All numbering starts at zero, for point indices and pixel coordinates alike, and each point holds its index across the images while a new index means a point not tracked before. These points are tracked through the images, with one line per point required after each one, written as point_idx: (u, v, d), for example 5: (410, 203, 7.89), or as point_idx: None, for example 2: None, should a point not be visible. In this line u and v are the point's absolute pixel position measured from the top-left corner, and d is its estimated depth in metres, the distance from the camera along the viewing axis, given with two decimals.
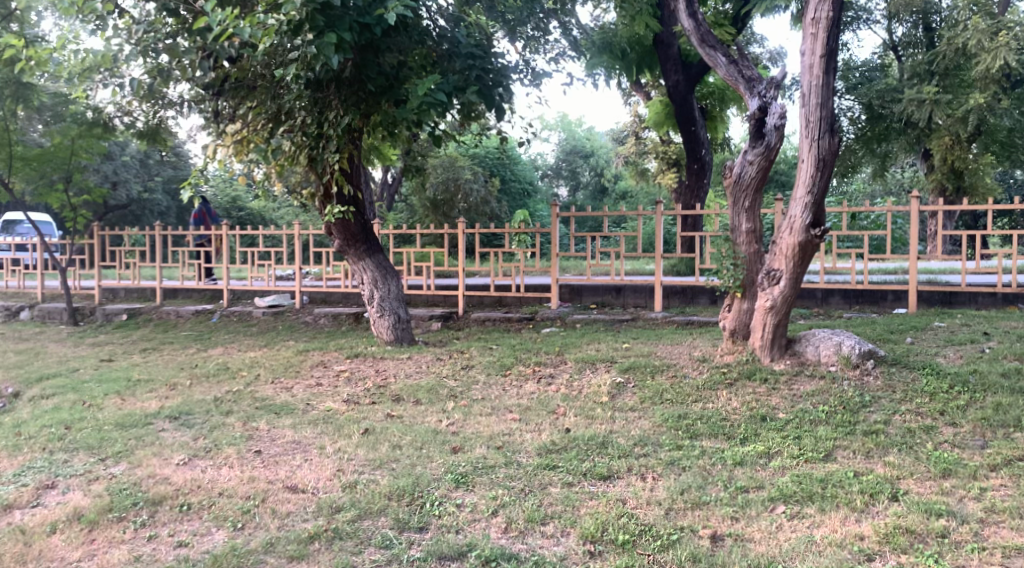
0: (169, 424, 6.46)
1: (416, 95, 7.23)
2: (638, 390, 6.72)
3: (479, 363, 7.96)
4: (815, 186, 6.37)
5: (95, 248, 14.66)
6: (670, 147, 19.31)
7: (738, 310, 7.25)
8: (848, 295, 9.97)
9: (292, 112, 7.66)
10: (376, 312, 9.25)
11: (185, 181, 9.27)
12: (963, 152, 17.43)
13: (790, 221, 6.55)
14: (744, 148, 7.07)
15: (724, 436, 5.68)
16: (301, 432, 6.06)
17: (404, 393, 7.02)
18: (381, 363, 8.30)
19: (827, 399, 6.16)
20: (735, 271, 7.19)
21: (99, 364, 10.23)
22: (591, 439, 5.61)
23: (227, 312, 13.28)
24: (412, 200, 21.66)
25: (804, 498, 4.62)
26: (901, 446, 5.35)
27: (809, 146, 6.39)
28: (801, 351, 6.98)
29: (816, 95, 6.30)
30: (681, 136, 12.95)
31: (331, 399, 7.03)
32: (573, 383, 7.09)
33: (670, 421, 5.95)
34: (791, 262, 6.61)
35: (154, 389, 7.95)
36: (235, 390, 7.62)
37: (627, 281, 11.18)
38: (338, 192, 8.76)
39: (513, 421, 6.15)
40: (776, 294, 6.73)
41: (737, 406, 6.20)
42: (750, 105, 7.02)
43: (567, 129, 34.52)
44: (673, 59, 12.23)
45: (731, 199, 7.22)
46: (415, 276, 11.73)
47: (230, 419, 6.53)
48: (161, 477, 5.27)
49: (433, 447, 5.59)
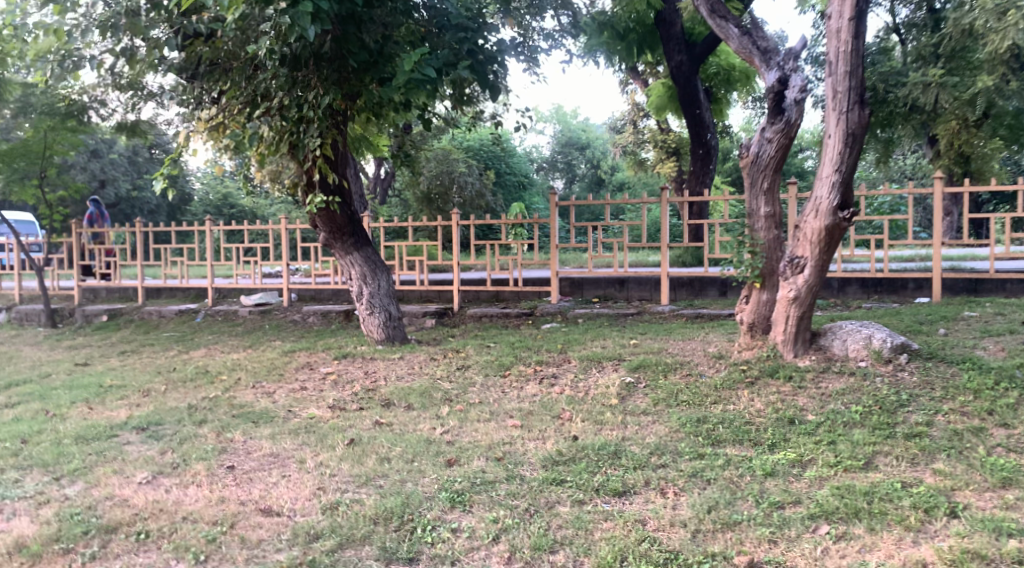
0: (135, 436, 5.86)
1: (402, 71, 6.61)
2: (651, 391, 6.14)
3: (476, 362, 7.38)
4: (843, 164, 5.81)
5: (74, 247, 14.03)
6: (670, 135, 18.67)
7: (756, 302, 6.64)
8: (867, 284, 9.41)
9: (268, 94, 7.07)
10: (365, 309, 8.64)
11: (159, 172, 8.21)
12: (971, 137, 16.89)
13: (815, 204, 5.97)
14: (762, 126, 6.49)
15: (750, 442, 5.11)
16: (280, 444, 5.47)
17: (394, 398, 6.44)
18: (372, 364, 7.71)
19: (861, 398, 5.60)
20: (753, 259, 6.59)
21: (72, 369, 9.60)
22: (602, 447, 5.03)
23: (212, 312, 12.66)
24: (405, 194, 21.01)
25: (849, 516, 4.07)
26: (950, 451, 4.78)
27: (837, 119, 5.79)
28: (826, 346, 6.41)
29: (844, 63, 5.72)
30: (685, 120, 12.32)
31: (314, 406, 6.44)
32: (578, 384, 6.50)
33: (688, 426, 5.37)
34: (816, 248, 6.04)
35: (125, 396, 7.35)
36: (212, 396, 7.03)
37: (630, 273, 10.59)
38: (322, 181, 8.15)
39: (514, 428, 5.57)
40: (800, 284, 6.15)
41: (762, 408, 5.63)
42: (768, 77, 6.43)
43: (562, 121, 33.84)
44: (676, 39, 11.63)
45: (747, 181, 6.64)
46: (407, 271, 11.12)
47: (203, 430, 5.94)
48: (119, 499, 4.69)
49: (425, 459, 5.01)
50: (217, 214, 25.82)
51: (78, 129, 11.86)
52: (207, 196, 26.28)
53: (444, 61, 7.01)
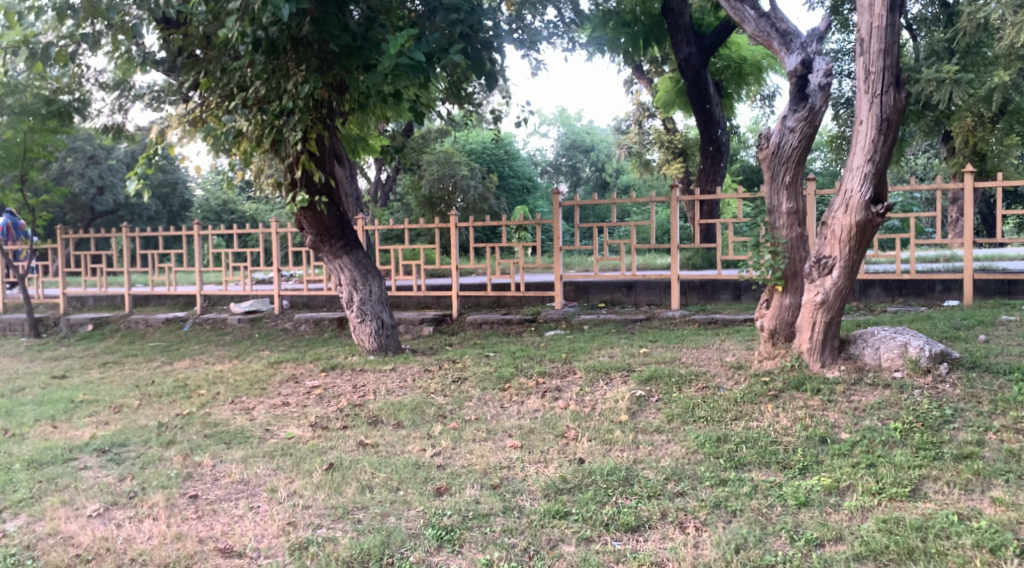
0: (95, 460, 5.30)
1: (388, 55, 6.07)
2: (664, 406, 5.56)
3: (473, 374, 6.80)
4: (877, 153, 5.23)
5: (59, 254, 13.46)
6: (676, 136, 18.07)
7: (778, 307, 6.06)
8: (890, 286, 8.83)
9: (246, 84, 6.54)
10: (356, 317, 8.06)
11: (133, 171, 7.48)
12: (987, 134, 16.36)
13: (845, 198, 5.39)
14: (783, 114, 5.93)
15: (778, 465, 4.54)
16: (251, 469, 4.91)
17: (383, 414, 5.87)
18: (361, 376, 7.14)
19: (899, 413, 5.02)
20: (774, 260, 6.00)
21: (48, 382, 9.04)
22: (611, 473, 4.45)
23: (200, 320, 12.10)
24: (406, 197, 20.43)
25: (901, 557, 3.51)
26: (1008, 476, 4.18)
27: (869, 103, 5.23)
28: (857, 355, 5.82)
29: (878, 40, 5.16)
30: (695, 115, 11.75)
31: (295, 424, 5.86)
32: (584, 398, 5.92)
33: (708, 446, 4.80)
34: (846, 247, 5.46)
35: (94, 413, 6.79)
36: (186, 413, 6.47)
37: (638, 276, 10.00)
38: (307, 180, 7.58)
39: (514, 449, 5.00)
40: (828, 286, 5.57)
41: (788, 425, 5.05)
42: (789, 61, 5.89)
43: (567, 123, 33.13)
44: (684, 30, 11.06)
45: (768, 175, 6.06)
46: (403, 276, 10.53)
47: (170, 452, 5.37)
48: (62, 537, 4.15)
49: (410, 487, 4.44)
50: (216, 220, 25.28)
51: (61, 131, 11.31)
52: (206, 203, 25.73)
53: (434, 46, 6.47)
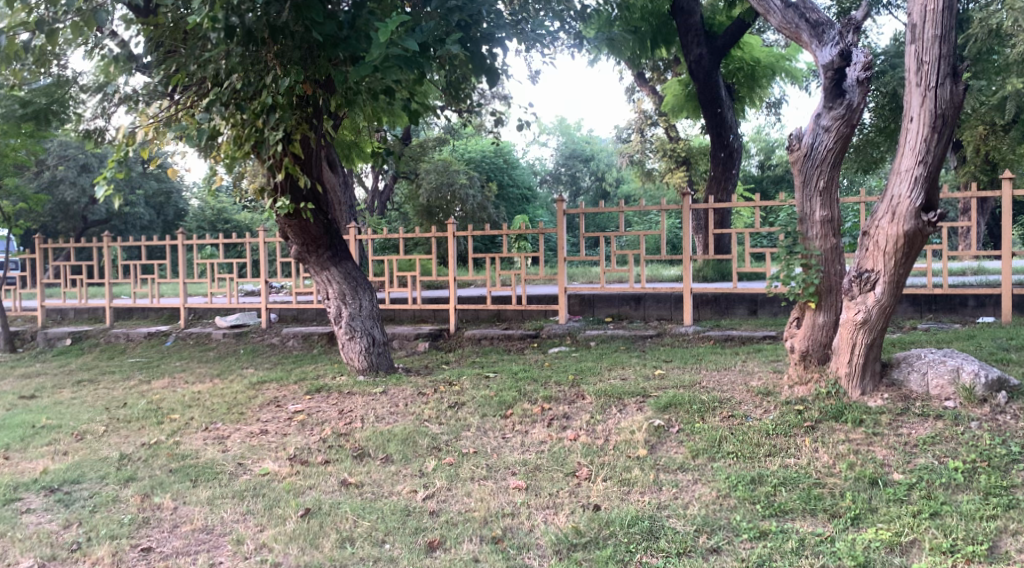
0: (41, 500, 4.67)
1: (377, 44, 5.48)
2: (687, 438, 4.93)
3: (472, 399, 6.14)
4: (929, 153, 4.64)
5: (36, 263, 12.79)
6: (680, 144, 17.44)
7: (811, 326, 5.44)
8: (919, 302, 8.24)
9: (219, 77, 5.94)
10: (344, 334, 7.42)
11: (102, 176, 6.48)
12: (999, 142, 15.69)
13: (891, 204, 4.78)
14: (817, 112, 5.33)
15: (825, 514, 3.92)
16: (216, 514, 4.29)
17: (370, 445, 5.25)
18: (349, 400, 6.50)
19: (958, 449, 4.41)
20: (807, 274, 5.38)
21: (16, 401, 8.38)
22: (633, 524, 3.87)
23: (184, 334, 11.45)
24: (404, 207, 19.79)
25: None
26: None
27: (921, 96, 4.64)
28: (901, 381, 5.18)
29: (932, 25, 4.59)
30: (706, 119, 11.16)
31: (271, 457, 5.22)
32: (596, 428, 5.29)
33: (741, 487, 4.20)
34: (891, 260, 4.84)
35: (53, 441, 6.16)
36: (154, 443, 5.83)
37: (648, 289, 9.37)
38: (291, 185, 6.95)
39: (518, 491, 4.38)
40: (870, 304, 4.95)
41: (831, 463, 4.43)
42: (824, 55, 5.29)
43: (564, 131, 32.30)
44: (695, 29, 10.48)
45: (800, 180, 5.44)
46: (397, 289, 9.87)
47: (126, 492, 4.72)
48: None
49: (399, 540, 3.87)
50: (210, 230, 24.58)
51: (39, 135, 10.68)
52: (201, 212, 25.07)
53: (430, 35, 5.88)
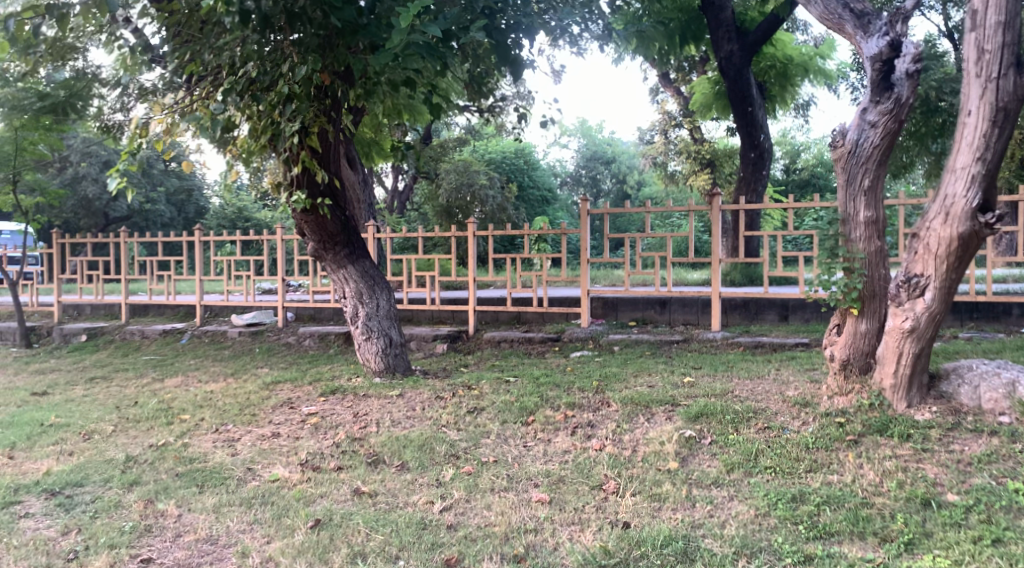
0: (40, 504, 4.45)
1: (398, 29, 5.21)
2: (721, 450, 4.64)
3: (492, 405, 5.87)
4: (988, 149, 4.33)
5: (53, 258, 12.66)
6: (705, 146, 17.10)
7: (853, 334, 5.13)
8: (960, 311, 7.89)
9: (236, 64, 5.72)
10: (361, 334, 7.18)
11: (113, 168, 6.19)
12: None
13: (945, 204, 4.47)
14: (863, 107, 5.01)
15: (876, 537, 3.62)
16: (221, 523, 4.05)
17: (385, 452, 4.99)
18: (365, 403, 6.25)
19: (1017, 468, 4.09)
20: (849, 278, 5.06)
21: (25, 398, 8.20)
22: (665, 544, 3.59)
23: (199, 332, 11.26)
24: (424, 207, 19.58)
25: None
26: None
27: (980, 88, 4.34)
28: (950, 394, 4.86)
29: (994, 11, 4.29)
30: (736, 117, 10.86)
31: (282, 462, 4.98)
32: (622, 438, 5.01)
33: (782, 506, 3.90)
34: (942, 264, 4.53)
35: (60, 440, 5.95)
36: (161, 444, 5.60)
37: (674, 293, 9.06)
38: (307, 180, 6.72)
39: (541, 504, 4.11)
40: (920, 311, 4.63)
41: (878, 481, 4.12)
42: (871, 46, 4.98)
43: (585, 132, 31.89)
44: (725, 24, 10.22)
45: (843, 179, 5.12)
46: (415, 288, 9.62)
47: (130, 497, 4.50)
48: None
49: (414, 556, 3.61)
50: (230, 227, 24.50)
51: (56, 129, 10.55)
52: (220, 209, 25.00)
53: (453, 22, 5.60)
